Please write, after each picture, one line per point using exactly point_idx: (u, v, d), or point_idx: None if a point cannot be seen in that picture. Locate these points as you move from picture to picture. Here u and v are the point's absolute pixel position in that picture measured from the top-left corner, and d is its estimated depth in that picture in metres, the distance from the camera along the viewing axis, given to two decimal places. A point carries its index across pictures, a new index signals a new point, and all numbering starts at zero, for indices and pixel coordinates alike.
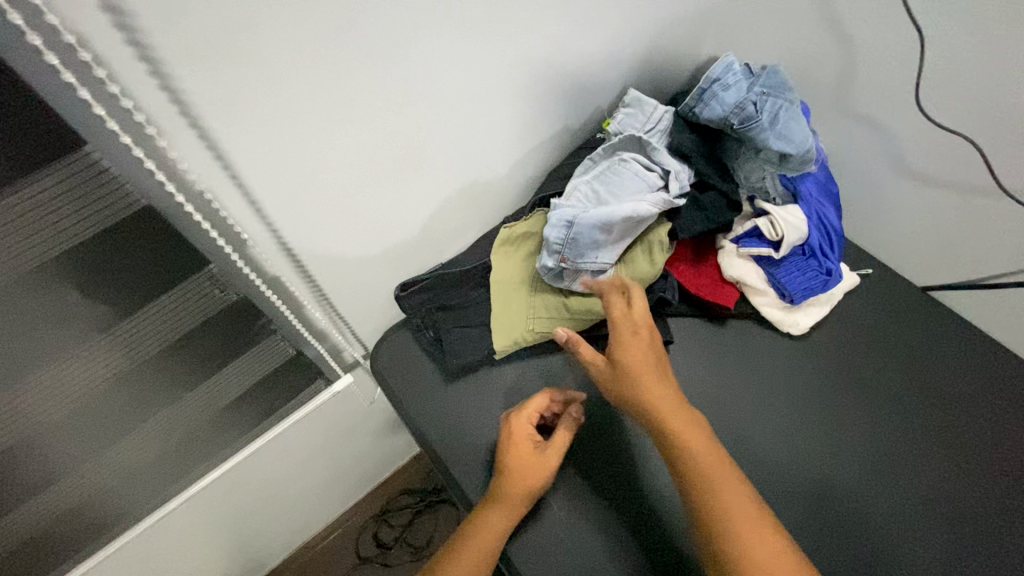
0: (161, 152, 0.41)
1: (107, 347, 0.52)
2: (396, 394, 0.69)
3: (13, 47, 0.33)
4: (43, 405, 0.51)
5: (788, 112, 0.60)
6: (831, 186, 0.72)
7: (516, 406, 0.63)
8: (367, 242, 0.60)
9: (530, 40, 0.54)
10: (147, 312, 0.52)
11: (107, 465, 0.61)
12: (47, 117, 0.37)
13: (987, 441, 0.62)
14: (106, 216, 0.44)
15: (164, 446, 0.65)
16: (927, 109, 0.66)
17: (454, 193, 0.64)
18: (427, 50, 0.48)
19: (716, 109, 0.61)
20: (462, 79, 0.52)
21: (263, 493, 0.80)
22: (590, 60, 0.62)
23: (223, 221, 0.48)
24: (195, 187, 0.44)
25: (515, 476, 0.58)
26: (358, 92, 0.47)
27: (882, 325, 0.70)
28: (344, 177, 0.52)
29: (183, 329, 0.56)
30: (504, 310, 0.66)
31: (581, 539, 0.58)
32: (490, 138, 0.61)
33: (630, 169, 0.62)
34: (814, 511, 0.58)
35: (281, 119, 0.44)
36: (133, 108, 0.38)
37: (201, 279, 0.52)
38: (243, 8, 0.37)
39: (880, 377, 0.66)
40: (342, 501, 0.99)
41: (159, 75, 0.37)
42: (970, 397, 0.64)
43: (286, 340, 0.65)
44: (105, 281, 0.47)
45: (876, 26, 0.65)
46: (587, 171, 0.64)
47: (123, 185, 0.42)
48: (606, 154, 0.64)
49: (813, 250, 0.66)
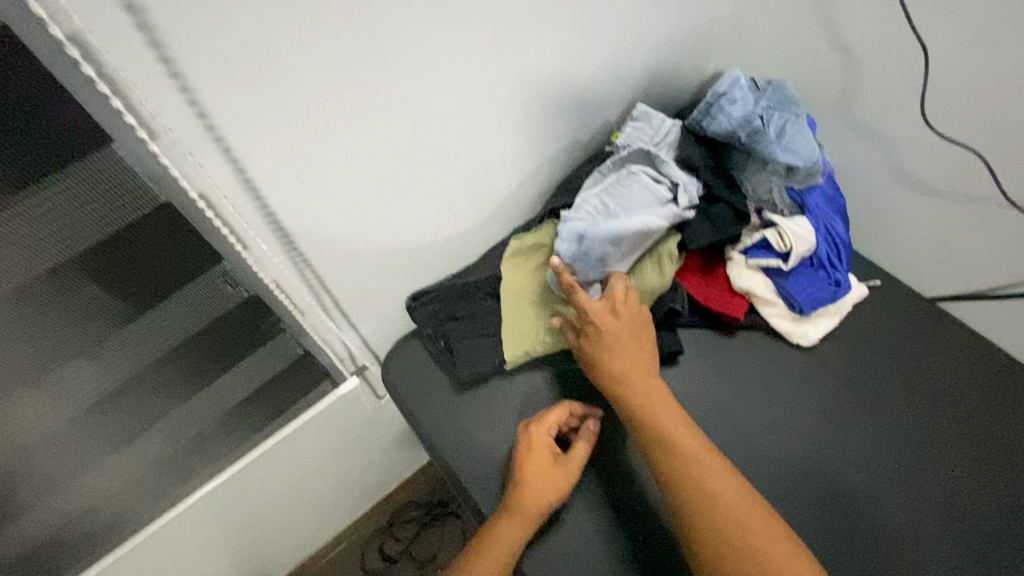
0: (180, 156, 0.42)
1: (124, 343, 0.53)
2: (408, 404, 0.70)
3: (44, 51, 0.34)
4: (61, 402, 0.53)
5: (792, 128, 0.63)
6: (840, 200, 0.71)
7: (534, 419, 0.63)
8: (375, 251, 0.61)
9: (540, 49, 0.55)
10: (163, 309, 0.53)
11: (115, 465, 0.62)
12: (74, 118, 0.38)
13: (1005, 453, 0.61)
14: (126, 215, 0.45)
15: (171, 448, 0.65)
16: (932, 118, 0.67)
17: (463, 202, 0.64)
18: (438, 62, 0.49)
19: (724, 124, 0.62)
20: (471, 90, 0.53)
21: (268, 503, 0.80)
22: (598, 71, 0.63)
23: (237, 225, 0.49)
24: (212, 191, 0.45)
25: (533, 490, 0.57)
26: (371, 103, 0.48)
27: (895, 337, 0.70)
28: (359, 188, 0.53)
29: (195, 327, 0.57)
30: (516, 320, 0.67)
31: (591, 541, 0.59)
32: (502, 146, 0.62)
33: (639, 182, 0.63)
34: (828, 517, 0.58)
35: (297, 128, 0.45)
36: (155, 114, 0.39)
37: (214, 275, 0.53)
38: (267, 21, 0.38)
39: (888, 383, 0.66)
40: (347, 515, 0.98)
41: (187, 91, 0.39)
42: (986, 410, 0.64)
43: (293, 339, 0.65)
44: (124, 279, 0.49)
45: (879, 38, 0.66)
46: (596, 184, 0.65)
47: (144, 184, 0.44)
48: (612, 168, 0.65)
49: (821, 261, 0.66)
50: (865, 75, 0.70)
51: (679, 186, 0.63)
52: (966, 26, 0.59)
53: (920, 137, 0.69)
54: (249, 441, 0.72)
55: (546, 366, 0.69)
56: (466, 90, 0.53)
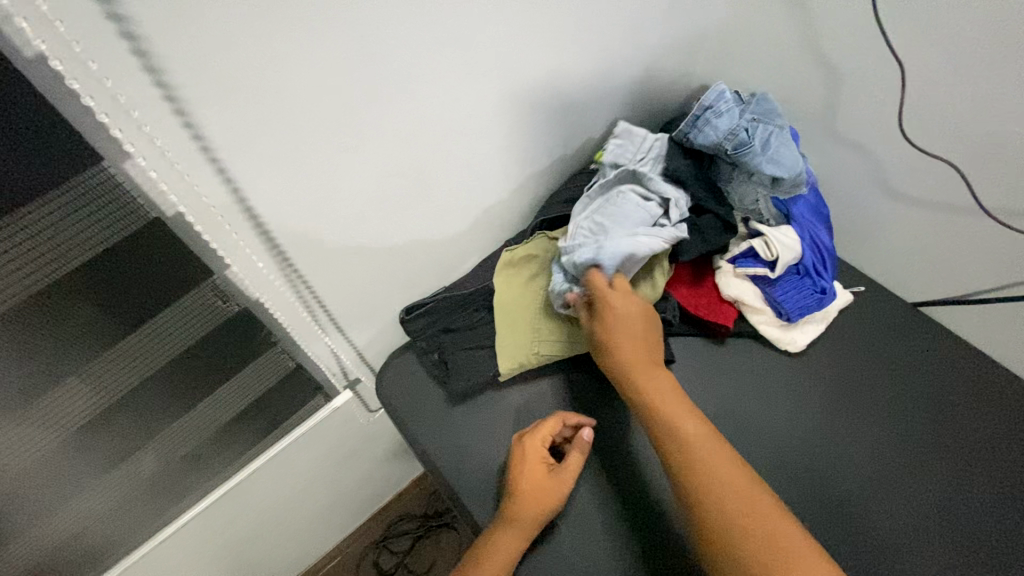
0: (173, 176, 0.42)
1: (113, 362, 0.52)
2: (401, 416, 0.70)
3: (35, 73, 0.34)
4: (49, 423, 0.52)
5: (777, 138, 0.64)
6: (823, 208, 0.72)
7: (528, 430, 0.63)
8: (369, 265, 0.61)
9: (530, 63, 0.56)
10: (153, 326, 0.53)
11: (105, 487, 0.61)
12: (64, 138, 0.38)
13: (995, 455, 0.63)
14: (115, 232, 0.45)
15: (163, 467, 0.64)
16: (911, 128, 0.68)
17: (456, 215, 0.65)
18: (432, 80, 0.49)
19: (710, 137, 0.63)
20: (464, 105, 0.54)
21: (261, 520, 0.79)
22: (587, 85, 0.64)
23: (230, 243, 0.49)
24: (206, 210, 0.45)
25: (527, 500, 0.58)
26: (366, 121, 0.48)
27: (882, 342, 0.71)
28: (352, 204, 0.53)
29: (186, 342, 0.56)
30: (509, 332, 0.67)
31: (588, 539, 0.59)
32: (493, 159, 0.62)
33: (629, 200, 0.64)
34: (818, 515, 0.59)
35: (293, 147, 0.45)
36: (148, 134, 0.39)
37: (204, 291, 0.53)
38: (263, 43, 0.38)
39: (875, 386, 0.68)
40: (341, 529, 0.97)
41: (182, 113, 0.39)
42: (976, 412, 0.66)
43: (285, 354, 0.65)
44: (114, 297, 0.48)
45: (860, 50, 0.67)
46: (586, 207, 0.66)
47: (133, 201, 0.43)
48: (600, 189, 0.66)
49: (807, 269, 0.68)
50: (845, 86, 0.71)
51: (670, 199, 0.64)
52: (946, 38, 0.60)
53: (899, 147, 0.71)
54: (241, 457, 0.71)
55: (540, 376, 0.69)
56: (458, 106, 0.54)
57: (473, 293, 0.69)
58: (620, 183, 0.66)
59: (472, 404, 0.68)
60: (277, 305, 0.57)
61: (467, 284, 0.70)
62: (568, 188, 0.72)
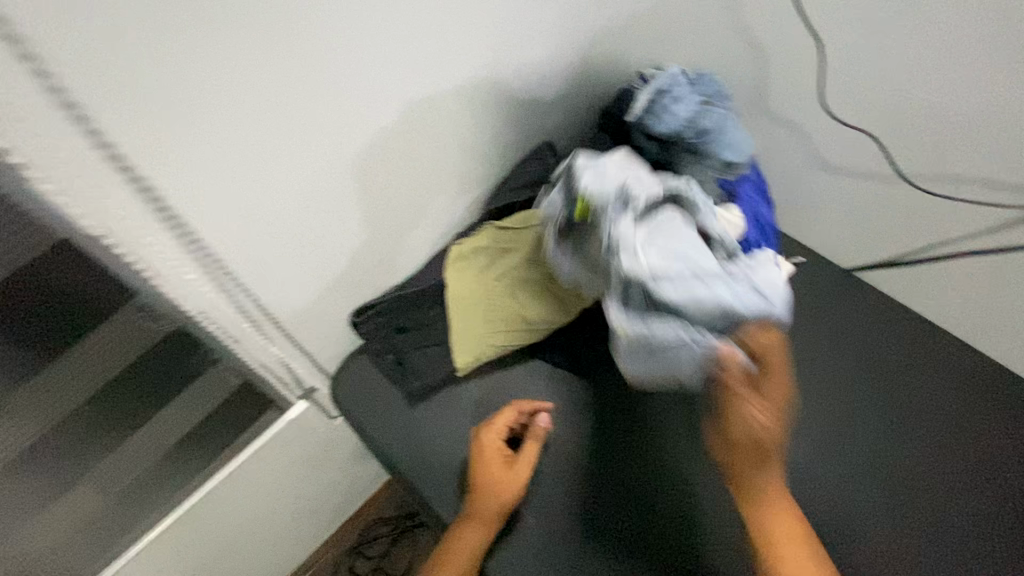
0: (85, 194, 0.39)
1: (41, 393, 0.51)
2: (360, 420, 0.69)
3: None
4: None
5: (729, 120, 0.66)
6: (762, 185, 0.77)
7: (482, 426, 0.65)
8: (314, 271, 0.59)
9: (467, 54, 0.55)
10: (79, 352, 0.51)
11: (48, 515, 0.60)
12: None
13: (948, 427, 0.66)
14: (19, 259, 0.42)
15: (113, 488, 0.64)
16: (832, 102, 0.71)
17: (401, 213, 0.63)
18: (364, 74, 0.48)
19: (669, 122, 0.64)
20: (402, 100, 0.53)
21: (226, 543, 0.76)
22: (524, 72, 0.63)
23: (157, 261, 0.46)
24: (127, 228, 0.43)
25: (488, 495, 0.60)
26: (298, 121, 0.47)
27: (830, 313, 0.74)
28: (289, 208, 0.52)
29: (123, 363, 0.55)
30: (462, 323, 0.68)
31: (564, 536, 0.61)
32: (434, 152, 0.61)
33: (687, 232, 0.56)
34: None
35: (218, 151, 0.43)
36: (53, 153, 0.36)
37: (130, 313, 0.51)
38: (175, 46, 0.37)
39: (823, 358, 0.71)
40: (310, 543, 0.95)
41: (91, 128, 0.37)
42: (932, 386, 0.68)
43: (231, 371, 0.63)
44: (32, 326, 0.47)
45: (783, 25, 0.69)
46: (644, 243, 0.54)
47: (38, 229, 0.41)
48: (635, 196, 0.55)
49: (751, 244, 0.70)
50: (772, 67, 0.74)
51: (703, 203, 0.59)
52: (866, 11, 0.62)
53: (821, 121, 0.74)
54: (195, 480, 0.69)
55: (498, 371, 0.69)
56: (394, 100, 0.52)
57: (425, 291, 0.69)
58: (647, 188, 0.57)
59: (431, 403, 0.69)
60: (218, 321, 0.54)
61: (419, 282, 0.70)
62: (513, 177, 0.72)
